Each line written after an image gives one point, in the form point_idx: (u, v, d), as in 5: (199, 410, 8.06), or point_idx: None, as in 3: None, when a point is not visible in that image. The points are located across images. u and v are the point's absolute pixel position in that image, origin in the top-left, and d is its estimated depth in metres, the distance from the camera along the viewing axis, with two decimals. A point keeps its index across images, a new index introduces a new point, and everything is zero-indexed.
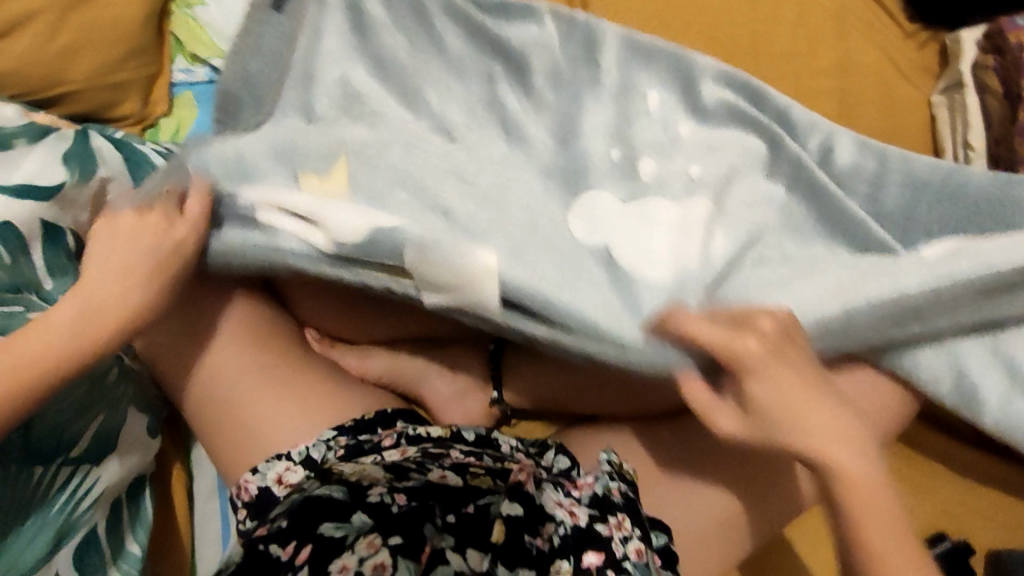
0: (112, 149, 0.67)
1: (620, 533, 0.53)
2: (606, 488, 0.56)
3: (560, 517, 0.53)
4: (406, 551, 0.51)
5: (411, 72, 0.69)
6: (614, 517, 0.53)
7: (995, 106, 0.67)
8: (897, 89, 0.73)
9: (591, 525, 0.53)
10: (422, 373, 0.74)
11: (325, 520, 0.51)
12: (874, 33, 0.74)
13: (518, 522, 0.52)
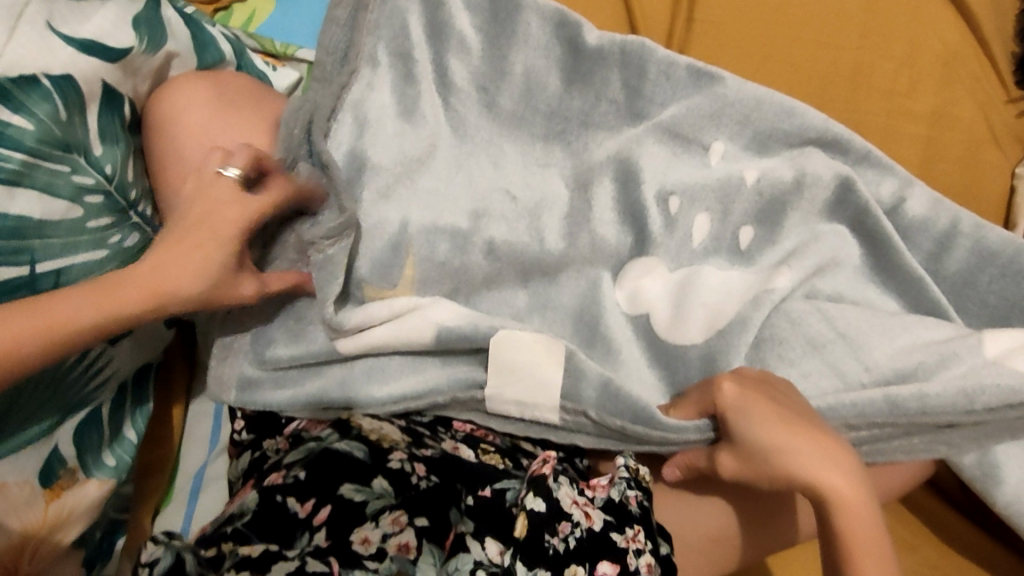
0: (182, 25, 0.63)
1: (634, 546, 0.55)
2: (623, 497, 0.58)
3: (577, 517, 0.55)
4: (430, 533, 0.53)
5: (505, 47, 0.71)
6: (631, 529, 0.55)
7: None
8: (981, 151, 0.71)
9: (606, 530, 0.55)
10: None
11: (346, 482, 0.54)
12: (978, 89, 0.72)
13: (538, 517, 0.54)
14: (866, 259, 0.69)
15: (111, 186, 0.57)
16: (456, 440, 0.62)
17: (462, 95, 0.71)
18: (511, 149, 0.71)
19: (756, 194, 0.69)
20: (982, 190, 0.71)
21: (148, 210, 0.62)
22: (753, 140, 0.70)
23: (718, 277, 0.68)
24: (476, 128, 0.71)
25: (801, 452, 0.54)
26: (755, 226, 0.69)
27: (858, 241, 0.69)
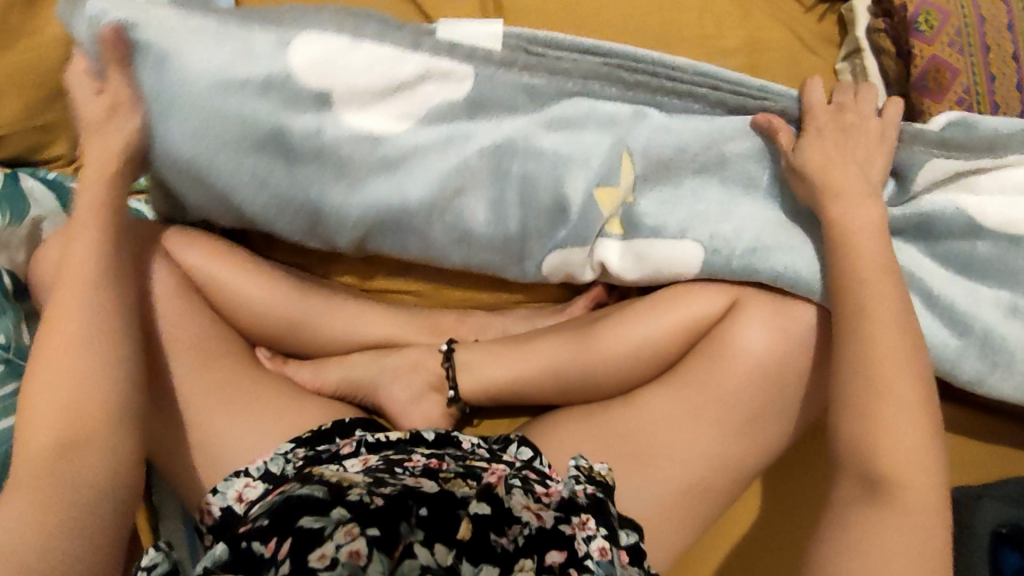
0: (45, 190, 0.68)
1: (584, 532, 0.55)
2: (571, 492, 0.59)
3: (528, 518, 0.56)
4: (381, 544, 0.50)
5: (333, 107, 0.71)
6: (578, 517, 0.56)
7: (890, 67, 0.71)
8: (800, 63, 0.77)
9: (557, 524, 0.55)
10: (377, 379, 0.75)
11: (305, 513, 0.52)
12: (778, 13, 0.78)
13: (483, 519, 0.54)
14: (731, 173, 0.71)
15: (8, 354, 0.61)
16: (415, 475, 0.59)
17: (286, 122, 0.67)
18: (356, 178, 0.69)
19: (597, 127, 0.71)
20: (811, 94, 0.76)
21: None
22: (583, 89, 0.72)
23: (590, 209, 0.71)
24: (315, 167, 0.69)
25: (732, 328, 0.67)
26: (608, 158, 0.71)
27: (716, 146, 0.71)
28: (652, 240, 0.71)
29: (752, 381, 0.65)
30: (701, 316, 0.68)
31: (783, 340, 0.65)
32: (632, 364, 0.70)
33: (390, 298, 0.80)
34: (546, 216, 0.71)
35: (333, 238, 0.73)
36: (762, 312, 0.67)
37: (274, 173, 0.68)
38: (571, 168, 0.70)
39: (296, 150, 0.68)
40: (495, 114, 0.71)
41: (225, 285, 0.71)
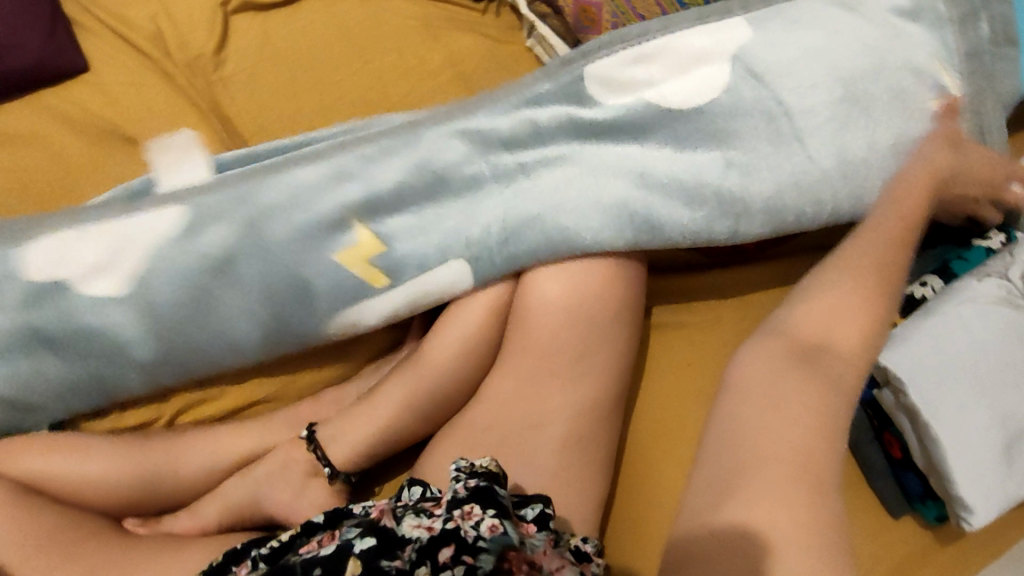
0: None
1: (471, 520, 0.58)
2: (454, 491, 0.62)
3: (419, 534, 0.59)
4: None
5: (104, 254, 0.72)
6: (462, 508, 0.59)
7: (557, 25, 0.86)
8: (497, 54, 0.88)
9: (446, 525, 0.58)
10: (255, 492, 0.74)
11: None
12: (463, 24, 0.89)
13: (371, 552, 0.58)
14: (446, 170, 0.73)
15: None
16: (317, 546, 0.62)
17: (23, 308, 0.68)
18: (105, 330, 0.70)
19: (308, 203, 0.71)
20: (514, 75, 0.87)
21: None
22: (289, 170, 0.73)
23: (339, 275, 0.71)
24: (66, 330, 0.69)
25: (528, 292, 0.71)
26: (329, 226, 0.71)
27: (423, 168, 0.72)
28: (407, 270, 0.72)
29: (564, 325, 0.69)
30: (500, 298, 0.73)
31: (570, 279, 0.71)
32: (465, 364, 0.72)
33: (241, 417, 0.80)
34: (302, 292, 0.71)
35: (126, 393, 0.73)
36: (547, 266, 0.72)
37: (66, 351, 0.70)
38: (302, 246, 0.71)
39: (61, 328, 0.69)
40: (216, 220, 0.70)
41: (56, 474, 0.70)
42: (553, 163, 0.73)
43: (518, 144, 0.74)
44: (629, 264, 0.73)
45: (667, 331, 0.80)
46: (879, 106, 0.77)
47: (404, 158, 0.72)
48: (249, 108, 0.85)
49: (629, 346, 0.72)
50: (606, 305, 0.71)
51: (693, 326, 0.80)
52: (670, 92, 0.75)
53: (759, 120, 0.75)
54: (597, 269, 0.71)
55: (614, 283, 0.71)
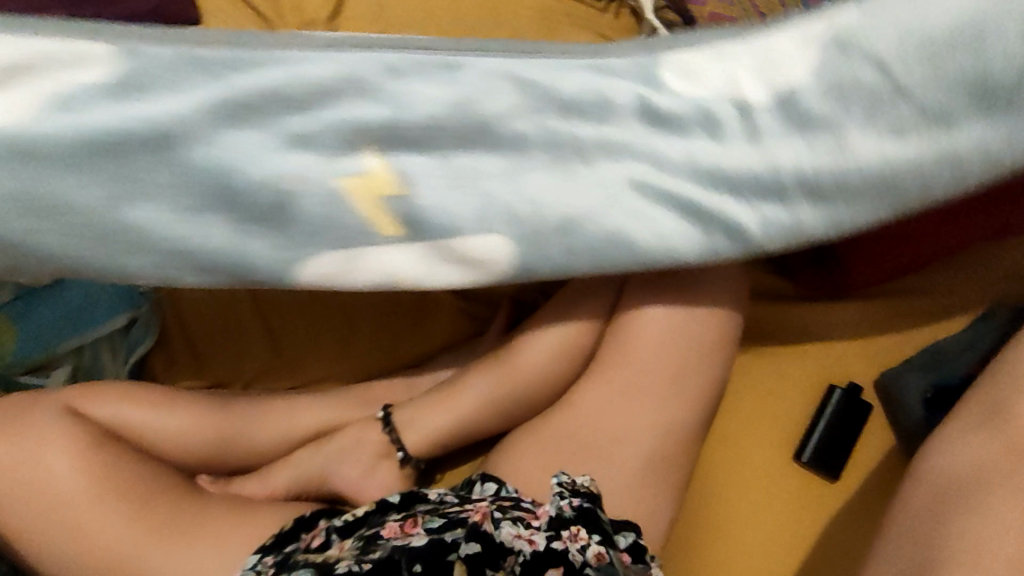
0: None
1: (576, 544, 0.59)
2: (558, 508, 0.61)
3: (520, 547, 0.60)
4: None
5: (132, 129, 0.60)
6: (569, 530, 0.60)
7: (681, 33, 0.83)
8: None
9: (549, 544, 0.60)
10: (325, 466, 0.74)
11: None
12: (581, 21, 0.87)
13: (474, 560, 0.60)
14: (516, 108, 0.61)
15: None
16: (405, 534, 0.63)
17: (40, 122, 0.57)
18: (160, 234, 0.60)
19: (336, 116, 0.60)
20: None
21: None
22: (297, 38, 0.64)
23: (446, 216, 0.62)
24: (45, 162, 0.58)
25: (631, 301, 0.70)
26: (333, 131, 0.60)
27: (469, 86, 0.61)
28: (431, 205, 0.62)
29: (662, 341, 0.69)
30: (597, 305, 0.73)
31: (675, 294, 0.70)
32: (555, 369, 0.72)
33: (317, 390, 0.80)
34: (314, 204, 0.61)
35: (106, 284, 0.62)
36: (651, 276, 0.70)
37: (85, 236, 0.60)
38: (319, 139, 0.60)
39: (81, 206, 0.59)
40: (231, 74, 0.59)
41: (139, 424, 0.70)
42: (623, 151, 0.62)
43: (603, 109, 0.62)
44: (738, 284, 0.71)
45: (755, 360, 0.78)
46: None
47: (516, 91, 0.61)
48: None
49: (721, 372, 0.71)
50: (706, 328, 0.70)
51: (784, 352, 0.78)
52: (747, 72, 0.61)
53: (857, 93, 0.59)
54: (703, 287, 0.70)
55: (718, 302, 0.70)
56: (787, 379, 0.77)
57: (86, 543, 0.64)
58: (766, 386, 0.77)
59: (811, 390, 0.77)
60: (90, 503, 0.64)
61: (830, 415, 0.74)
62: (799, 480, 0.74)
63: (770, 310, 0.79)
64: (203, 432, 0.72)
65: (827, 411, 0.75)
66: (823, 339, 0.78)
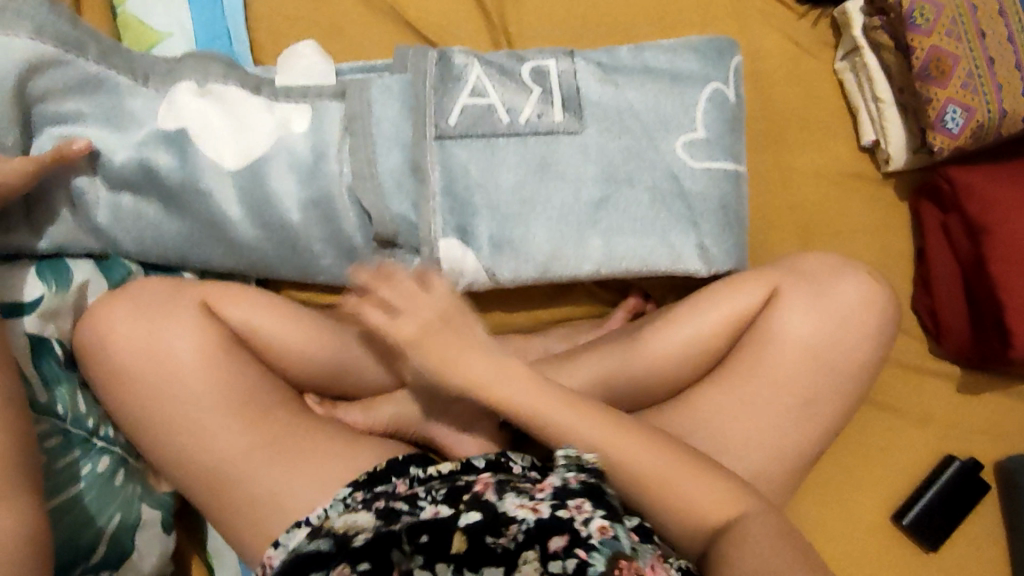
0: (94, 272, 0.70)
1: (581, 514, 0.60)
2: (563, 480, 0.63)
3: (525, 515, 0.61)
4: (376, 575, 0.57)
5: (349, 120, 0.71)
6: (573, 501, 0.61)
7: (892, 61, 0.73)
8: (801, 67, 0.79)
9: (554, 513, 0.60)
10: (426, 413, 0.74)
11: (314, 569, 0.59)
12: (774, 20, 0.80)
13: (477, 527, 0.60)
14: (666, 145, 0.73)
15: (66, 424, 0.64)
16: (434, 502, 0.63)
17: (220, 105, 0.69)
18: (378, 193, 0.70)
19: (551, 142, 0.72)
20: (815, 94, 0.79)
21: (112, 430, 0.67)
22: (498, 71, 0.73)
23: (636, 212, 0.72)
24: (327, 187, 0.70)
25: (777, 318, 0.68)
26: (559, 154, 0.72)
27: (659, 142, 0.73)
28: (660, 229, 0.73)
29: (799, 368, 0.67)
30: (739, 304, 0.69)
31: (824, 325, 0.67)
32: (682, 365, 0.70)
33: None
34: (563, 214, 0.72)
35: (327, 258, 0.73)
36: (800, 300, 0.68)
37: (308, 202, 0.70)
38: (556, 167, 0.72)
39: (314, 174, 0.70)
40: (455, 115, 0.71)
41: (261, 333, 0.70)
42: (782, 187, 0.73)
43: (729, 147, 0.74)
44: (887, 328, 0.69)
45: (882, 410, 0.74)
46: None
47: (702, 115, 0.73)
48: (535, 34, 0.79)
49: (847, 417, 0.69)
50: (847, 364, 0.68)
51: (912, 411, 0.74)
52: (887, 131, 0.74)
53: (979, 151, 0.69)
54: (857, 319, 0.68)
55: (867, 339, 0.68)
56: (906, 439, 0.74)
57: (197, 436, 0.65)
58: (884, 439, 0.74)
59: (928, 455, 0.73)
60: (206, 401, 0.65)
61: (940, 485, 0.72)
62: (896, 540, 0.72)
63: (910, 360, 0.75)
64: (325, 350, 0.73)
65: (937, 481, 0.72)
66: (953, 404, 0.74)
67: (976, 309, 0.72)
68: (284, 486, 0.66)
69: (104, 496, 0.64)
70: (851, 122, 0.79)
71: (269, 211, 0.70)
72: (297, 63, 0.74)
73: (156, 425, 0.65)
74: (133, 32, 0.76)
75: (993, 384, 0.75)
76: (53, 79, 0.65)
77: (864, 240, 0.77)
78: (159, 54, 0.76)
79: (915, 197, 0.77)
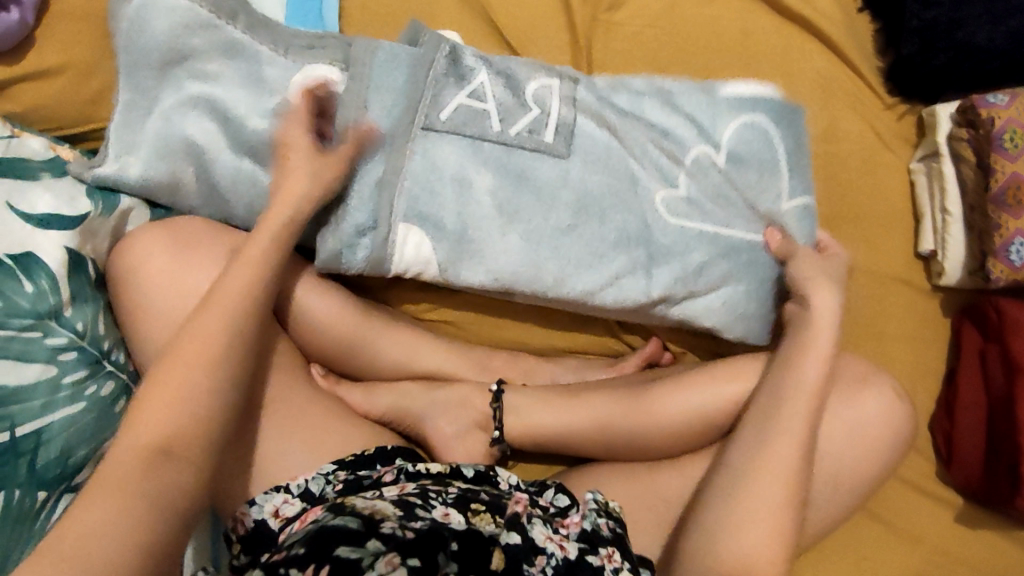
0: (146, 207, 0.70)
1: (610, 564, 0.61)
2: (594, 526, 0.64)
3: (553, 549, 0.61)
4: (422, 574, 0.55)
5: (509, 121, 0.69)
6: (605, 549, 0.61)
7: (969, 175, 0.71)
8: (876, 159, 0.77)
9: (582, 555, 0.61)
10: (424, 411, 0.75)
11: (343, 543, 0.54)
12: (860, 106, 0.78)
13: (516, 550, 0.59)
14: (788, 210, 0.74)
15: (83, 341, 0.62)
16: (446, 505, 0.62)
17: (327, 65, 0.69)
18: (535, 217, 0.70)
19: (748, 201, 0.73)
20: (883, 191, 0.77)
21: (123, 356, 0.65)
22: (703, 123, 0.73)
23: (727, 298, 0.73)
24: (491, 181, 0.69)
25: None
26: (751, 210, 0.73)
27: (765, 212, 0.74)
28: (798, 288, 0.68)
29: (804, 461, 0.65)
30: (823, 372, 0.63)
31: (839, 426, 0.65)
32: (680, 429, 0.69)
33: (439, 329, 0.81)
34: (715, 266, 0.72)
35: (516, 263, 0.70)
36: (820, 398, 0.66)
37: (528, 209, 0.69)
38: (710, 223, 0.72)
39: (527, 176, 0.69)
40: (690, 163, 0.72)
41: (287, 299, 0.72)
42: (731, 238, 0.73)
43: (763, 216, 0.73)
44: (900, 442, 0.67)
45: (873, 520, 0.73)
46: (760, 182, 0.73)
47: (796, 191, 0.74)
48: (619, 68, 0.79)
49: (837, 517, 0.68)
50: (851, 469, 0.66)
51: (903, 529, 0.72)
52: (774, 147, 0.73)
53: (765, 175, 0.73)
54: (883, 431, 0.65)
55: (877, 451, 0.66)
56: (889, 555, 0.72)
57: None
58: (867, 546, 0.72)
59: (908, 574, 0.72)
60: None
61: None
62: None
63: (914, 477, 0.73)
64: (339, 329, 0.73)
65: None
66: (946, 529, 0.72)
67: (995, 445, 0.70)
68: (269, 448, 0.66)
69: (104, 421, 0.62)
70: (912, 226, 0.77)
71: (424, 195, 0.68)
72: (506, 61, 0.72)
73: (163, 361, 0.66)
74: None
75: (992, 520, 0.72)
76: (199, 43, 0.67)
77: (896, 347, 0.75)
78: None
79: (960, 316, 0.75)
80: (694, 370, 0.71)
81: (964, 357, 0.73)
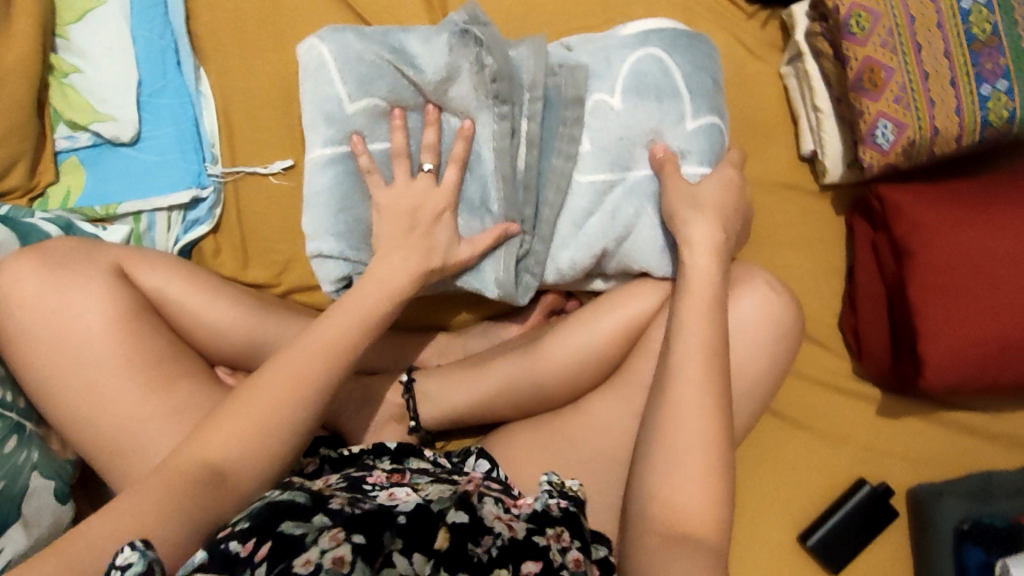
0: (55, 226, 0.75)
1: (558, 543, 0.55)
2: (545, 505, 0.57)
3: (501, 530, 0.55)
4: (365, 552, 0.49)
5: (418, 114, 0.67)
6: (552, 529, 0.55)
7: (830, 68, 0.71)
8: (745, 70, 0.77)
9: (530, 536, 0.54)
10: (339, 410, 0.74)
11: (287, 519, 0.51)
12: (722, 18, 0.77)
13: (462, 528, 0.53)
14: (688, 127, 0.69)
15: None
16: (390, 489, 0.59)
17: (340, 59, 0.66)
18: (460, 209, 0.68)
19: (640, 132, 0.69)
20: (758, 100, 0.76)
21: (10, 395, 0.66)
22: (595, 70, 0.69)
23: (642, 237, 0.69)
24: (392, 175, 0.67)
25: None
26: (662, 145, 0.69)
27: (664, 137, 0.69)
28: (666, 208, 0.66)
29: None
30: (711, 289, 0.62)
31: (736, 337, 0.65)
32: (579, 371, 0.70)
33: None
34: (624, 203, 0.68)
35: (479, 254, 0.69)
36: None
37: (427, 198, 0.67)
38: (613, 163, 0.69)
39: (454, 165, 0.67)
40: (565, 133, 0.69)
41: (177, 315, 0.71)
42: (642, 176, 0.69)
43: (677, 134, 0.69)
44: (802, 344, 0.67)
45: (797, 427, 0.73)
46: (665, 109, 0.69)
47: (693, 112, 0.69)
48: None
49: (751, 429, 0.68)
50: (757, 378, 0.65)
51: (827, 430, 0.73)
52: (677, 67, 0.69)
53: (665, 107, 0.69)
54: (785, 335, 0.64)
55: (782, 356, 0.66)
56: (816, 458, 0.72)
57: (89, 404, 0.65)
58: (794, 454, 0.72)
59: (839, 474, 0.72)
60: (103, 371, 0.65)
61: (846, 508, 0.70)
62: (799, 560, 0.70)
63: (830, 377, 0.73)
64: (231, 333, 0.73)
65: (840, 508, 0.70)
66: (868, 422, 0.73)
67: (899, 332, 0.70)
68: None
69: None
70: (791, 129, 0.76)
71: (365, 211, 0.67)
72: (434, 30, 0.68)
73: (50, 393, 0.65)
74: (68, 103, 0.78)
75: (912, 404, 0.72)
76: None
77: (793, 253, 0.74)
78: (98, 132, 0.79)
79: (851, 211, 0.75)
80: (584, 312, 0.71)
81: (857, 251, 0.72)
